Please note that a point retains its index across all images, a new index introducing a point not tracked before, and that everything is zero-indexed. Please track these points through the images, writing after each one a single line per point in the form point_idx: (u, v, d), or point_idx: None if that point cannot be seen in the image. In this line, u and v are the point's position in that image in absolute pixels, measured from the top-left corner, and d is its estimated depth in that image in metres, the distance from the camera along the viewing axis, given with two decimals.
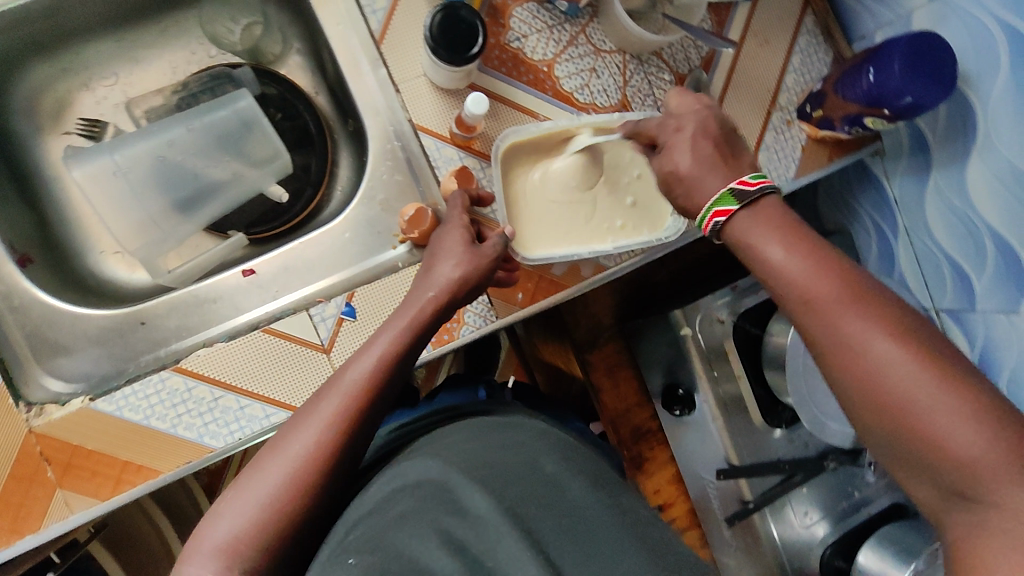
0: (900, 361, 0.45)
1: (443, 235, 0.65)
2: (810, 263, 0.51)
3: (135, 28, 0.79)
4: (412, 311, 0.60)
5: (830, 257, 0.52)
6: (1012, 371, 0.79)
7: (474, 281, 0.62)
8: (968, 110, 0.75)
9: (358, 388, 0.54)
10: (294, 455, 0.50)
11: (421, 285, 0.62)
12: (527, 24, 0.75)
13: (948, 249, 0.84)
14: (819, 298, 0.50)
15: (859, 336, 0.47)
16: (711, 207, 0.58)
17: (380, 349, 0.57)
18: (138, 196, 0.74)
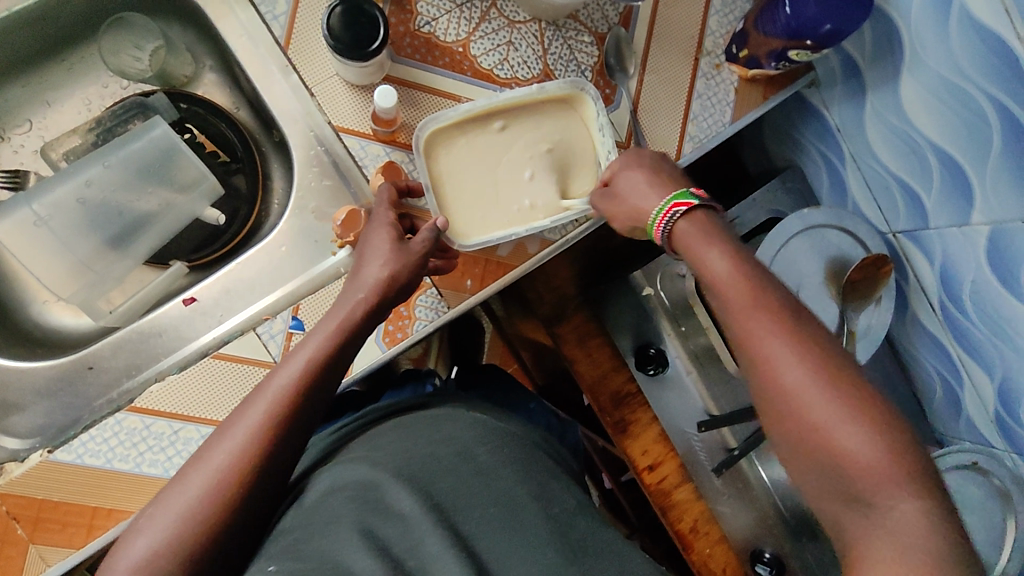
0: (814, 385, 0.51)
1: (370, 236, 0.65)
2: (745, 285, 0.56)
3: (39, 70, 0.76)
4: (340, 314, 0.61)
5: (764, 280, 0.56)
6: (972, 284, 0.79)
7: (404, 278, 0.63)
8: (893, 29, 0.74)
9: (282, 393, 0.55)
10: (216, 466, 0.52)
11: (351, 288, 0.62)
12: (435, 7, 0.73)
13: (895, 171, 0.83)
14: (752, 316, 0.54)
15: (782, 358, 0.52)
16: (670, 200, 0.62)
17: (307, 355, 0.57)
18: (67, 242, 0.71)
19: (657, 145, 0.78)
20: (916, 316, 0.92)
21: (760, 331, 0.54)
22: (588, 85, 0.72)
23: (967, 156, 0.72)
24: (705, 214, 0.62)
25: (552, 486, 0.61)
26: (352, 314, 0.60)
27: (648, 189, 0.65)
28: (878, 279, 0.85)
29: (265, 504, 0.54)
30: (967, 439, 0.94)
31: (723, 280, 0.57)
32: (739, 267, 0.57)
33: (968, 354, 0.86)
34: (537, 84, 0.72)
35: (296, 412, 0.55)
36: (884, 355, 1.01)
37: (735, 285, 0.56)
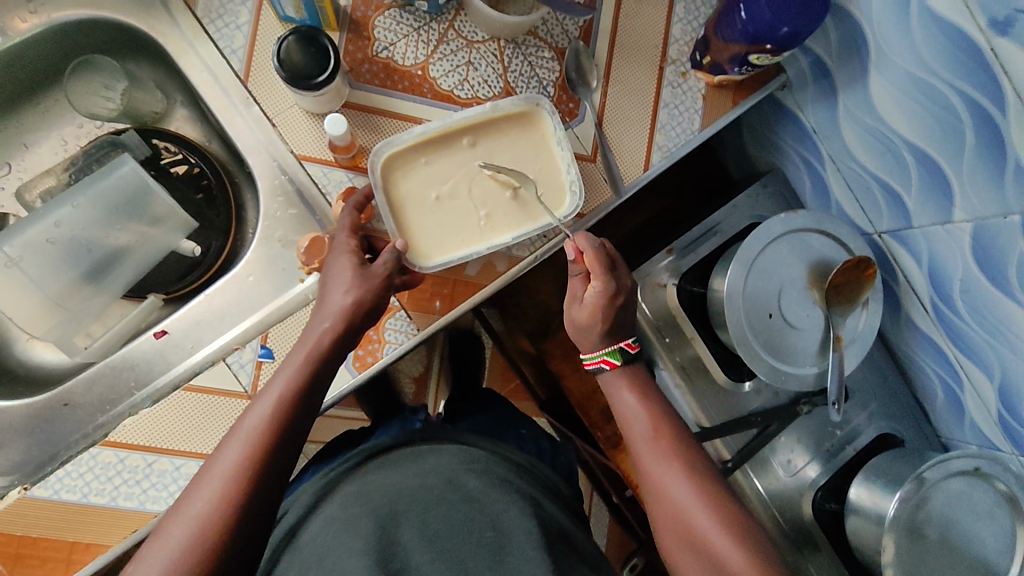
0: (688, 497, 0.60)
1: (331, 262, 0.64)
2: (643, 412, 0.67)
3: (15, 114, 0.79)
4: (308, 342, 0.60)
5: (660, 410, 0.67)
6: (962, 283, 0.76)
7: (369, 303, 0.62)
8: (856, 28, 0.72)
9: (256, 430, 0.54)
10: (199, 512, 0.50)
11: (317, 315, 0.62)
12: (392, 32, 0.73)
13: (873, 171, 0.81)
14: (643, 438, 0.66)
15: (665, 476, 0.62)
16: (603, 354, 0.70)
17: (279, 387, 0.57)
18: (40, 282, 0.72)
19: (625, 157, 0.77)
20: (911, 318, 0.89)
21: (652, 456, 0.64)
22: (543, 99, 0.73)
23: (942, 152, 0.70)
24: (628, 367, 0.71)
25: (512, 507, 0.59)
26: (326, 339, 0.60)
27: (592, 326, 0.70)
28: (862, 281, 0.82)
29: (252, 548, 0.51)
30: (973, 441, 0.90)
31: (629, 416, 0.67)
32: (643, 402, 0.68)
33: (965, 355, 0.82)
34: (491, 103, 0.72)
35: (273, 445, 0.54)
36: (882, 357, 0.98)
37: (639, 420, 0.67)
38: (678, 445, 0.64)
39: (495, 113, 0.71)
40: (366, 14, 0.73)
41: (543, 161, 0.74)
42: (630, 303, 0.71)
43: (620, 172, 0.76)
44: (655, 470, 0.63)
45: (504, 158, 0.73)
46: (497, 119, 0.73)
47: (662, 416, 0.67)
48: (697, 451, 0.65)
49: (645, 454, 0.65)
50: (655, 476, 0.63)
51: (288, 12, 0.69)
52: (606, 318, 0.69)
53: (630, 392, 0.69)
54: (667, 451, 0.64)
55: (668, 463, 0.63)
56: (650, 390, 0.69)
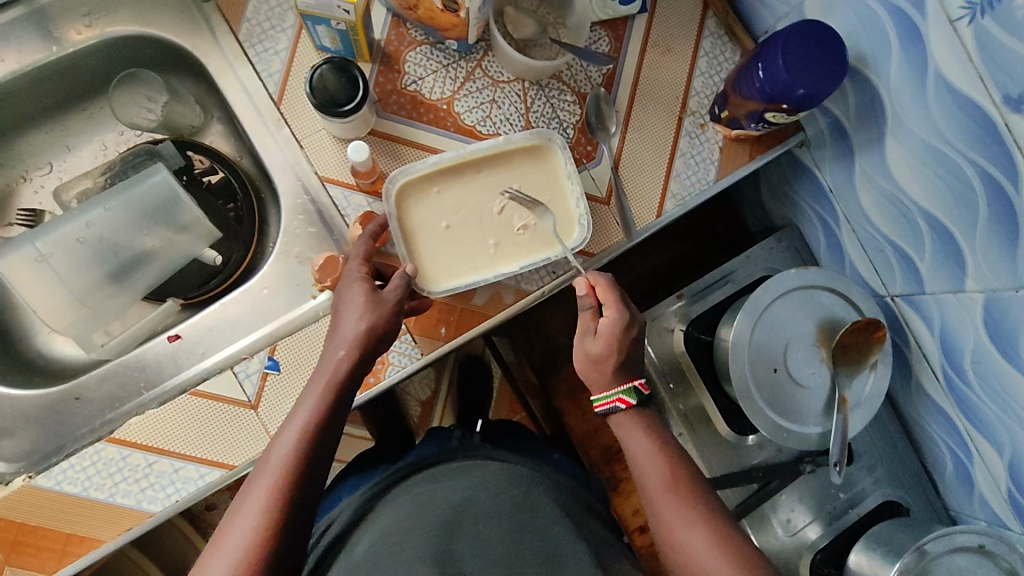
0: (701, 544, 0.59)
1: (344, 289, 0.65)
2: (654, 451, 0.66)
3: (63, 119, 0.83)
4: (326, 372, 0.61)
5: (670, 451, 0.67)
6: (973, 352, 0.75)
7: (381, 328, 0.63)
8: (873, 93, 0.72)
9: (284, 464, 0.56)
10: (235, 550, 0.51)
11: (332, 344, 0.63)
12: (421, 67, 0.76)
13: (888, 234, 0.81)
14: (653, 479, 0.64)
15: (676, 523, 0.61)
16: (618, 393, 0.69)
17: (300, 421, 0.58)
18: (65, 278, 0.75)
19: (639, 201, 0.78)
20: (921, 385, 0.87)
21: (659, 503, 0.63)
22: (557, 135, 0.75)
23: (956, 223, 0.69)
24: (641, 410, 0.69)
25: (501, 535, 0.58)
26: (345, 370, 0.61)
27: (589, 366, 0.71)
28: (871, 343, 0.81)
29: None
30: (981, 518, 0.87)
31: (645, 465, 0.65)
32: (654, 440, 0.67)
33: (974, 426, 0.81)
34: (504, 136, 0.74)
35: (299, 479, 0.56)
36: (891, 423, 0.95)
37: (652, 462, 0.65)
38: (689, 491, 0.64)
39: (507, 147, 0.73)
40: (398, 49, 0.76)
41: (554, 195, 0.76)
42: (638, 338, 0.71)
43: (633, 215, 0.77)
44: (665, 514, 0.62)
45: (515, 188, 0.75)
46: (511, 152, 0.75)
47: (674, 461, 0.66)
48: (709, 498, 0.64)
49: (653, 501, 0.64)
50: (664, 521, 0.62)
51: (324, 42, 0.72)
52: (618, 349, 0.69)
53: (642, 436, 0.67)
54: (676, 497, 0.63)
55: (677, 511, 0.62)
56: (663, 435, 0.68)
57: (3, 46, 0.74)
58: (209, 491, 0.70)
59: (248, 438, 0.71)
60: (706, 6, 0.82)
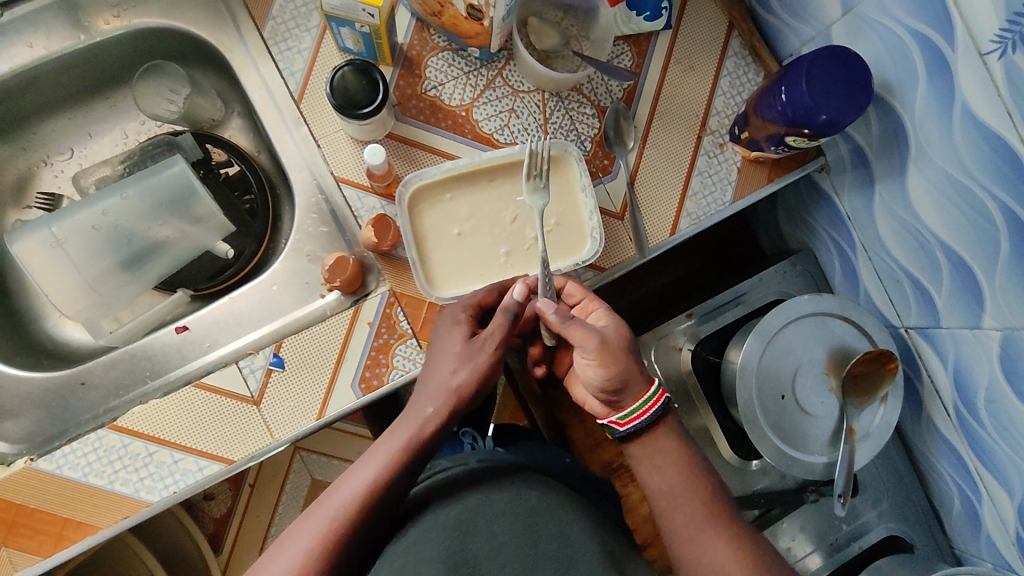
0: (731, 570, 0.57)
1: (440, 332, 0.67)
2: (681, 473, 0.63)
3: (87, 106, 0.84)
4: (412, 422, 0.61)
5: (700, 472, 0.63)
6: (987, 391, 0.73)
7: (476, 383, 0.63)
8: (898, 122, 0.71)
9: (346, 507, 0.56)
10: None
11: (424, 392, 0.63)
12: (442, 73, 0.76)
13: (905, 265, 0.79)
14: (681, 503, 0.62)
15: (704, 549, 0.59)
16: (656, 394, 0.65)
17: (373, 468, 0.58)
18: (78, 264, 0.76)
19: (653, 218, 0.77)
20: (931, 420, 0.85)
21: (702, 549, 0.59)
22: (572, 146, 0.75)
23: (976, 258, 0.68)
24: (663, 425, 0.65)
25: None
26: (431, 426, 0.61)
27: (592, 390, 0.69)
28: (882, 375, 0.80)
29: None
30: (988, 559, 0.84)
31: (673, 488, 0.62)
32: (681, 463, 0.64)
33: (985, 466, 0.79)
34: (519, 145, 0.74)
35: (355, 528, 0.56)
36: (899, 458, 0.93)
37: (678, 486, 0.62)
38: (738, 536, 0.59)
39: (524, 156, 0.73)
40: (420, 53, 0.76)
41: (566, 208, 0.76)
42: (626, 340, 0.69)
43: (647, 233, 0.77)
44: (694, 542, 0.60)
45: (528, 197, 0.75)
46: None
47: (717, 501, 0.62)
48: (759, 544, 0.59)
49: (692, 546, 0.60)
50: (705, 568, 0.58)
51: (347, 43, 0.73)
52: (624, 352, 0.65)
53: (677, 471, 0.63)
54: (723, 541, 0.59)
55: (725, 556, 0.58)
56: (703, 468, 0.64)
57: (32, 32, 0.75)
58: (207, 484, 0.70)
59: (248, 433, 0.71)
60: (731, 26, 0.81)
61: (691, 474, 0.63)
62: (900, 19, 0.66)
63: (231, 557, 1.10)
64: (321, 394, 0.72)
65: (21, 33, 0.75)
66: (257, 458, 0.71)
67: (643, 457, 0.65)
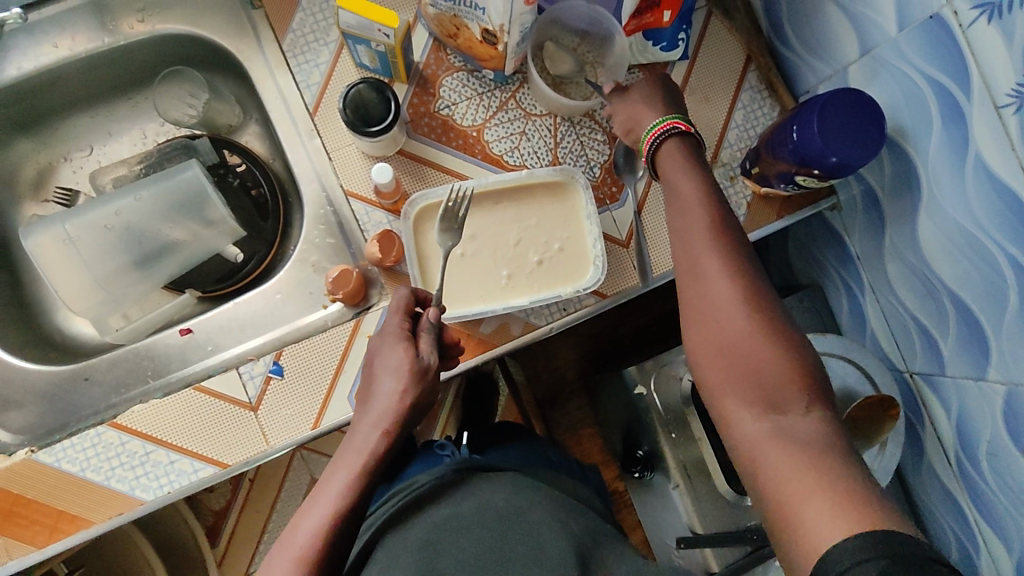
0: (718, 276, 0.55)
1: (384, 346, 0.63)
2: (695, 195, 0.60)
3: (108, 105, 0.86)
4: (357, 450, 0.58)
5: (712, 200, 0.60)
6: (989, 443, 0.72)
7: (420, 401, 0.61)
8: (911, 167, 0.70)
9: (307, 550, 0.53)
10: None
11: (365, 417, 0.60)
12: (456, 93, 0.77)
13: (912, 309, 0.78)
14: (689, 222, 0.59)
15: (700, 275, 0.56)
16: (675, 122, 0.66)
17: (327, 507, 0.55)
18: (90, 261, 0.78)
19: (659, 248, 0.77)
20: (932, 466, 0.84)
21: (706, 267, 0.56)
22: (580, 174, 0.76)
23: (985, 311, 0.67)
24: (686, 156, 0.64)
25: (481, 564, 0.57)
26: (377, 451, 0.58)
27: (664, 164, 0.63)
28: (883, 420, 0.79)
29: None
30: None
31: (682, 200, 0.61)
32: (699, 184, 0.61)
33: (984, 517, 0.77)
34: (527, 171, 0.75)
35: (319, 569, 0.53)
36: (898, 502, 0.91)
37: (690, 204, 0.60)
38: (735, 251, 0.57)
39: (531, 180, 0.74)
40: (435, 72, 0.77)
41: (571, 233, 0.76)
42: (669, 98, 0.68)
43: (650, 262, 0.77)
44: (694, 268, 0.57)
45: (533, 221, 0.75)
46: (532, 185, 0.76)
47: (731, 240, 0.57)
48: (766, 288, 0.55)
49: (696, 289, 0.56)
50: (707, 315, 0.55)
51: (363, 60, 0.73)
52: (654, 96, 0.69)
53: (693, 195, 0.60)
54: (730, 285, 0.54)
55: (730, 301, 0.54)
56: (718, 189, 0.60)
57: (58, 32, 0.77)
58: (201, 486, 0.71)
59: (243, 438, 0.72)
60: (749, 59, 0.81)
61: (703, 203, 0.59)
62: (916, 65, 0.65)
63: (228, 548, 1.12)
64: (318, 404, 0.73)
65: (48, 33, 0.76)
66: (250, 464, 0.72)
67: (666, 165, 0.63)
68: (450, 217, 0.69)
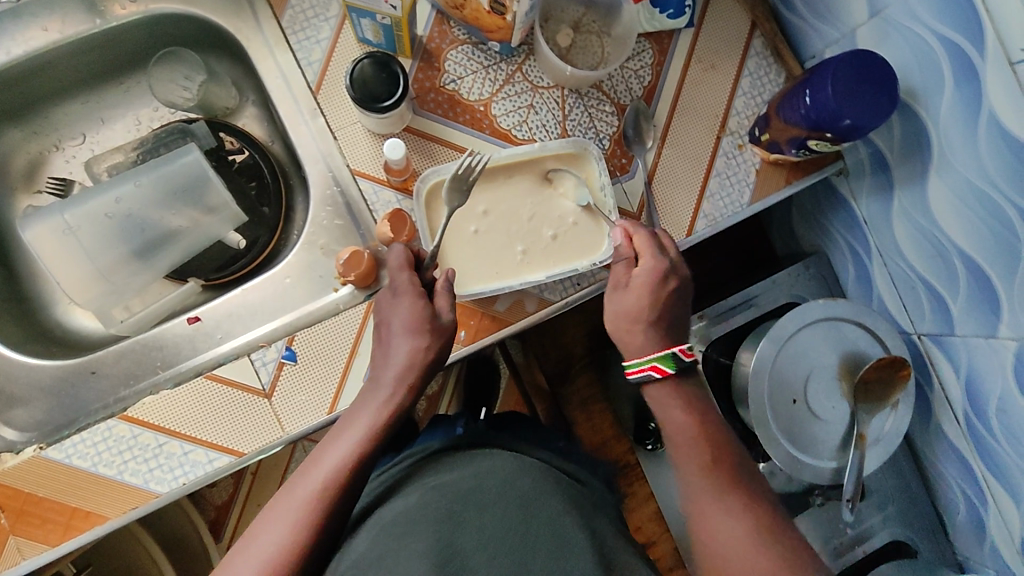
0: (723, 511, 0.59)
1: (398, 302, 0.64)
2: (690, 429, 0.64)
3: (99, 91, 0.83)
4: (381, 396, 0.61)
5: (707, 433, 0.64)
6: (1000, 399, 0.73)
7: (434, 354, 0.63)
8: (921, 128, 0.70)
9: (329, 478, 0.57)
10: (266, 548, 0.53)
11: (381, 364, 0.63)
12: (461, 66, 0.75)
13: (921, 271, 0.79)
14: (689, 456, 0.63)
15: (707, 506, 0.60)
16: (653, 360, 0.66)
17: (349, 444, 0.58)
18: (90, 251, 0.75)
19: (670, 218, 0.77)
20: (941, 426, 0.85)
21: (715, 508, 0.59)
22: (591, 147, 0.75)
23: (994, 266, 0.68)
24: (676, 384, 0.67)
25: None
26: (401, 399, 0.61)
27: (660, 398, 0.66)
28: (894, 382, 0.80)
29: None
30: (991, 566, 0.84)
31: (680, 437, 0.64)
32: (691, 417, 0.65)
33: (993, 472, 0.79)
34: (539, 144, 0.74)
35: (338, 498, 0.56)
36: (905, 461, 0.92)
37: (685, 438, 0.64)
38: (731, 478, 0.62)
39: (543, 153, 0.73)
40: (440, 46, 0.75)
41: (584, 205, 0.75)
42: (677, 293, 0.69)
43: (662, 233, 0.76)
44: (702, 503, 0.60)
45: (544, 196, 0.75)
46: (543, 158, 0.75)
47: (724, 467, 0.62)
48: (769, 512, 0.60)
49: (706, 518, 0.60)
50: (720, 542, 0.58)
51: (366, 35, 0.72)
52: (646, 302, 0.68)
53: (686, 428, 0.64)
54: (731, 515, 0.59)
55: (734, 528, 0.58)
56: (709, 419, 0.65)
57: (47, 15, 0.73)
58: (218, 477, 0.69)
59: (260, 426, 0.71)
60: (754, 25, 0.80)
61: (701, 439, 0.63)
62: (928, 24, 0.65)
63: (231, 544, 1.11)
64: (334, 387, 0.71)
65: (36, 15, 0.73)
66: (266, 451, 0.71)
67: (657, 393, 0.67)
68: (457, 180, 0.67)
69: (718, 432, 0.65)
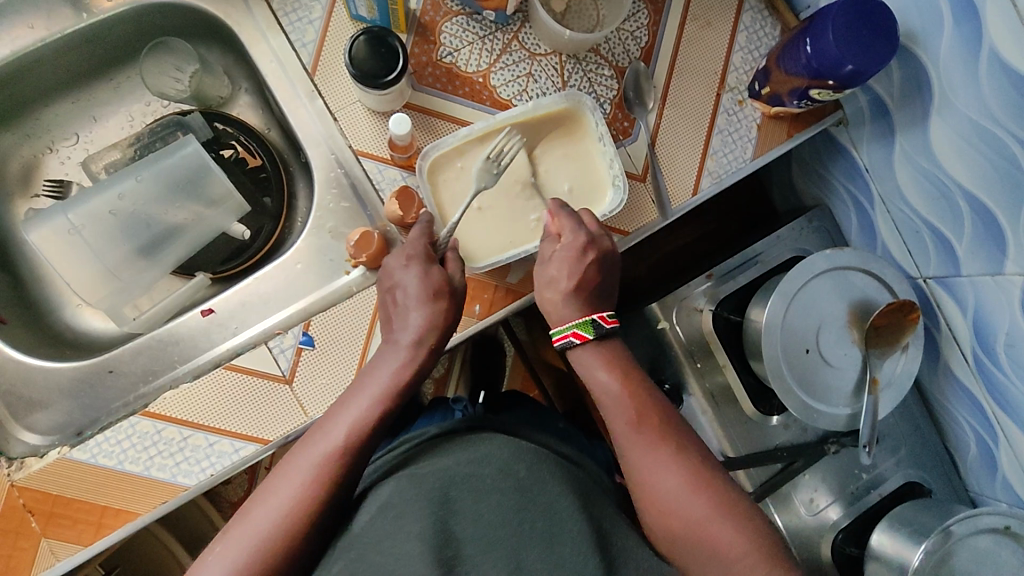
0: (658, 464, 0.59)
1: (412, 272, 0.64)
2: (617, 387, 0.63)
3: (89, 89, 0.82)
4: (401, 357, 0.62)
5: (633, 388, 0.63)
6: (1008, 334, 0.74)
7: (447, 321, 0.64)
8: (921, 70, 0.71)
9: (348, 437, 0.57)
10: (285, 499, 0.54)
11: (394, 330, 0.64)
12: (457, 38, 0.75)
13: (925, 215, 0.80)
14: (621, 417, 0.62)
15: (643, 463, 0.59)
16: (572, 327, 0.65)
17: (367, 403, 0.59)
18: (96, 250, 0.74)
19: (674, 179, 0.77)
20: (949, 368, 0.86)
21: (652, 465, 0.59)
22: (584, 95, 0.74)
23: (999, 202, 0.68)
24: (599, 346, 0.65)
25: (550, 498, 0.56)
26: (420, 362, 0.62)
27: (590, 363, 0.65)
28: (904, 326, 0.81)
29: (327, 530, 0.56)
30: (1003, 500, 0.86)
31: (607, 397, 0.63)
32: (616, 375, 0.64)
33: (1002, 407, 0.80)
34: (532, 103, 0.73)
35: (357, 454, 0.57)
36: (915, 404, 0.94)
37: (614, 398, 0.62)
38: (664, 429, 0.61)
39: (538, 111, 0.72)
40: (434, 19, 0.74)
41: (586, 168, 0.75)
42: (602, 264, 0.68)
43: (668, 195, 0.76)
44: (638, 460, 0.60)
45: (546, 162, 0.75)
46: (539, 117, 0.74)
47: (655, 419, 0.61)
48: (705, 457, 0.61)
49: (643, 475, 0.59)
50: (660, 493, 0.58)
51: (360, 12, 0.71)
52: (569, 275, 0.66)
53: (613, 386, 0.63)
54: (668, 467, 0.59)
55: (670, 479, 0.58)
56: (635, 377, 0.64)
57: (32, 12, 0.72)
58: (244, 466, 0.69)
59: (282, 413, 0.70)
60: None
61: (628, 395, 0.62)
62: None
63: None
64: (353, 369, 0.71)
65: (21, 13, 0.72)
66: (290, 437, 0.71)
67: (579, 355, 0.65)
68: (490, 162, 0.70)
69: (645, 387, 0.64)
